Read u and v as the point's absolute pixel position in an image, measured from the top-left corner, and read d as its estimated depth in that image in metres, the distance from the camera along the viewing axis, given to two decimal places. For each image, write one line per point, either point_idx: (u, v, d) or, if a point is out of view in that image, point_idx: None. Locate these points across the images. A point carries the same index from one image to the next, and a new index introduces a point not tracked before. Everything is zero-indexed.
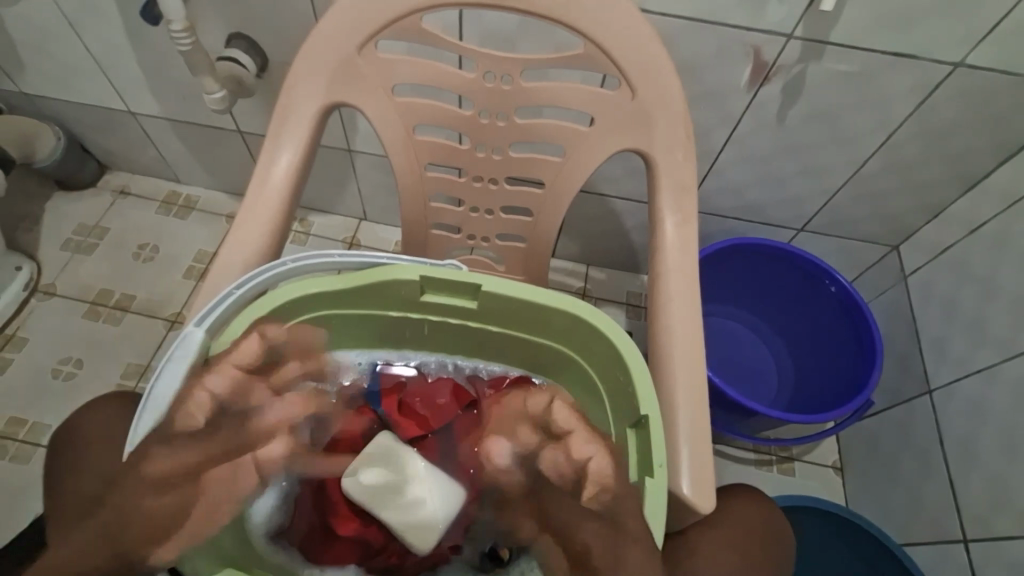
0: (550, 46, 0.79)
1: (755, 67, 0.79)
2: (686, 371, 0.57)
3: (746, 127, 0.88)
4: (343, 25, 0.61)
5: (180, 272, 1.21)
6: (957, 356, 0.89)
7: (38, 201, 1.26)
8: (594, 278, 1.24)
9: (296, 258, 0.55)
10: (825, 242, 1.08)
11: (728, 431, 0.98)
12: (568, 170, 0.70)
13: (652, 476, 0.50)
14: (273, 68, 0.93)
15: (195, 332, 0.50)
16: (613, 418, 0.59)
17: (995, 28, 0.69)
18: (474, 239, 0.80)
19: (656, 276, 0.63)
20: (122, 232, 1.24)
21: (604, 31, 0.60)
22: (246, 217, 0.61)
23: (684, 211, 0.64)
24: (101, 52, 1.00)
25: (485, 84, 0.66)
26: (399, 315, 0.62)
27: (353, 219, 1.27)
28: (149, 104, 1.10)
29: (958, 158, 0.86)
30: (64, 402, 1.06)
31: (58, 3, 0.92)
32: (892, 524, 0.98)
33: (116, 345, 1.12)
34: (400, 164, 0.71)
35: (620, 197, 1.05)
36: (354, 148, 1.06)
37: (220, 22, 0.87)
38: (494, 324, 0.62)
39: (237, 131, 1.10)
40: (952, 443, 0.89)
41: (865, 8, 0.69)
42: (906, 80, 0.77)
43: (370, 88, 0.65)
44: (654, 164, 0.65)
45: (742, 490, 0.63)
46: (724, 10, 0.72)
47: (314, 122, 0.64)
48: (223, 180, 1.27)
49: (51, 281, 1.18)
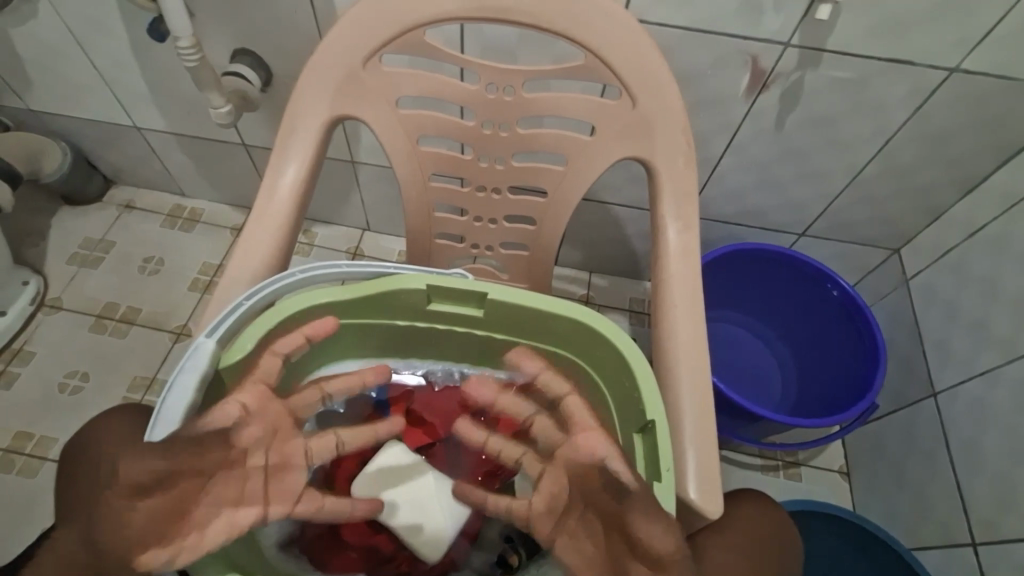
0: (549, 57, 0.80)
1: (752, 75, 0.80)
2: (690, 377, 0.57)
3: (745, 134, 0.89)
4: (348, 40, 0.62)
5: (185, 285, 1.22)
6: (960, 359, 0.90)
7: (44, 216, 1.27)
8: (596, 285, 1.25)
9: (305, 269, 0.56)
10: (827, 246, 1.08)
11: (734, 436, 0.98)
12: (569, 179, 0.70)
13: (660, 480, 0.50)
14: (277, 82, 0.94)
15: (207, 342, 0.51)
16: (619, 422, 0.59)
17: (988, 34, 0.70)
18: (478, 248, 0.81)
19: (659, 283, 0.63)
20: (128, 245, 1.25)
21: (604, 42, 0.61)
22: (256, 229, 0.61)
23: (686, 218, 0.65)
24: (109, 69, 1.02)
25: (486, 95, 0.67)
26: (405, 324, 0.63)
27: (355, 231, 1.28)
28: (155, 119, 1.11)
29: (956, 162, 0.87)
30: (71, 415, 1.07)
31: (67, 22, 0.93)
32: (900, 528, 0.97)
33: (122, 358, 1.13)
34: (404, 175, 0.72)
35: (621, 205, 1.06)
36: (357, 160, 1.08)
37: (225, 38, 0.89)
38: (500, 331, 0.63)
39: (242, 144, 1.12)
40: (957, 446, 0.89)
41: (860, 17, 0.71)
42: (901, 86, 0.78)
43: (374, 101, 0.66)
44: (655, 172, 0.65)
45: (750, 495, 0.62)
46: (721, 20, 0.74)
47: (320, 135, 0.65)
48: (227, 193, 1.28)
49: (58, 295, 1.19)
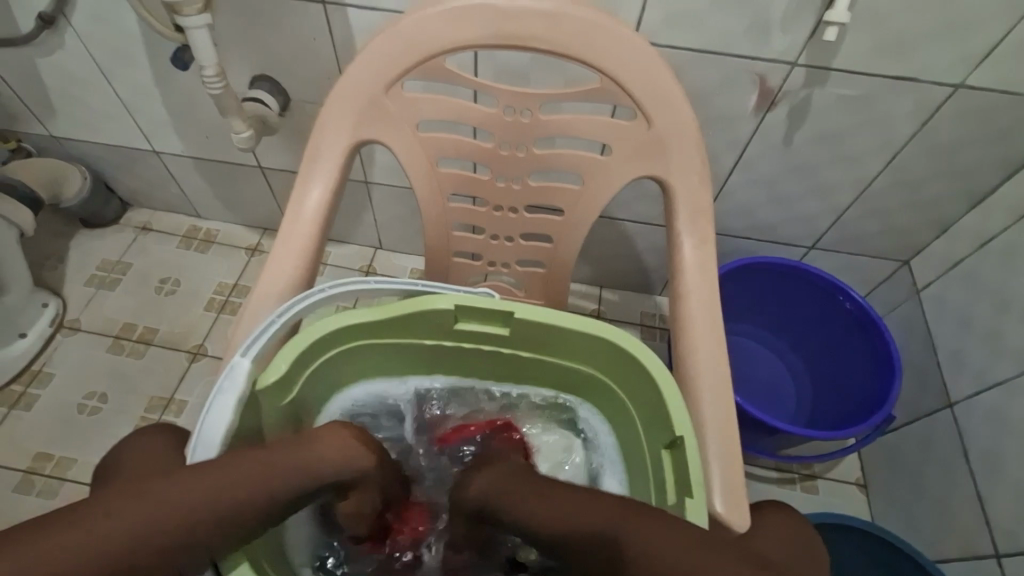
0: (562, 79, 0.83)
1: (761, 93, 0.82)
2: (713, 392, 0.58)
3: (754, 150, 0.90)
4: (371, 67, 0.64)
5: (201, 305, 1.23)
6: (975, 369, 0.90)
7: (62, 239, 1.29)
8: (607, 300, 1.26)
9: (332, 286, 0.56)
10: (836, 259, 1.09)
11: (752, 450, 0.98)
12: (586, 198, 0.72)
13: (691, 496, 0.51)
14: (295, 106, 0.97)
15: (242, 362, 0.52)
16: (647, 434, 0.60)
17: (992, 50, 0.72)
18: (494, 265, 0.82)
19: (677, 298, 0.64)
20: (145, 267, 1.27)
21: (617, 66, 0.63)
22: (282, 253, 0.63)
23: (701, 233, 0.66)
24: (130, 96, 1.04)
25: (504, 118, 0.69)
26: (431, 342, 0.65)
27: (368, 249, 1.30)
28: (174, 143, 1.14)
29: (965, 174, 0.88)
30: (90, 435, 1.08)
31: (92, 52, 0.96)
32: (921, 541, 0.97)
33: (140, 378, 1.14)
34: (423, 196, 0.74)
35: (631, 220, 1.08)
36: (371, 180, 1.10)
37: (246, 65, 0.91)
38: (525, 348, 0.64)
39: (258, 167, 1.14)
40: (976, 457, 0.88)
41: (865, 36, 0.73)
42: (907, 102, 0.80)
43: (396, 125, 0.68)
44: (670, 189, 0.67)
45: (778, 514, 0.53)
46: (729, 41, 0.76)
47: (343, 158, 0.67)
48: (243, 215, 1.31)
49: (76, 316, 1.21)
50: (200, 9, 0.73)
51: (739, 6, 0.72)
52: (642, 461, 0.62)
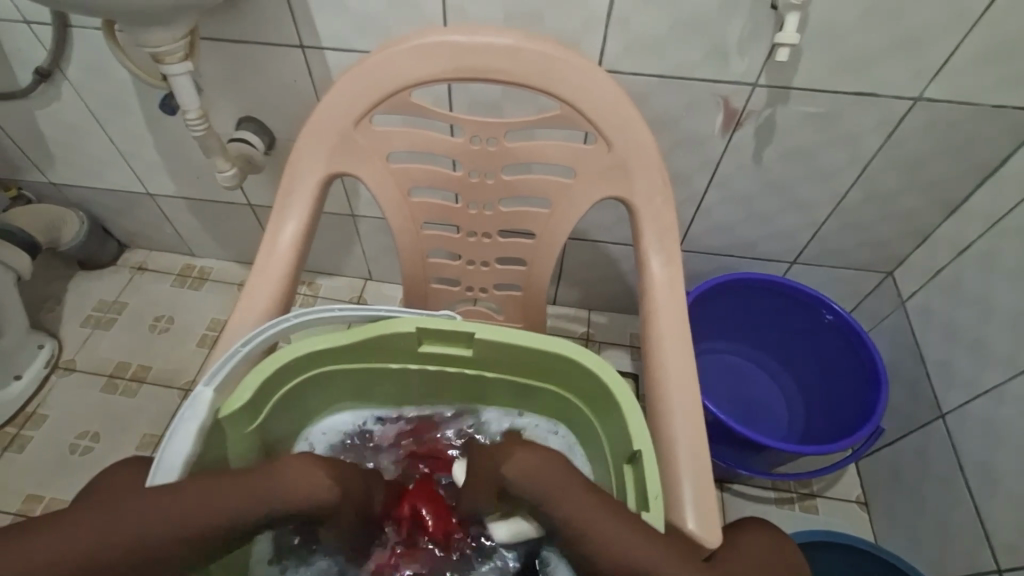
0: (532, 108, 0.85)
1: (726, 114, 0.84)
2: (682, 408, 0.58)
3: (726, 170, 0.92)
4: (339, 104, 0.67)
5: (194, 341, 1.25)
6: (964, 378, 0.89)
7: (60, 281, 1.32)
8: (596, 322, 1.27)
9: (302, 314, 0.58)
10: (820, 273, 1.10)
11: (742, 468, 0.96)
12: (556, 221, 0.74)
13: (649, 510, 0.51)
14: (280, 145, 1.00)
15: (205, 391, 0.53)
16: (614, 455, 0.60)
17: (944, 65, 0.75)
18: (473, 290, 0.84)
19: (647, 315, 0.65)
20: (139, 306, 1.30)
21: (580, 96, 0.66)
22: (256, 283, 0.64)
23: (669, 252, 0.67)
24: (123, 141, 1.08)
25: (472, 147, 0.71)
26: (400, 366, 0.67)
27: (358, 280, 1.32)
28: (166, 184, 1.17)
29: (936, 185, 0.90)
30: (81, 476, 1.08)
31: (86, 101, 1.01)
32: (923, 559, 0.94)
33: (133, 416, 1.15)
34: (398, 224, 0.76)
35: (613, 242, 1.09)
36: (357, 213, 1.13)
37: (232, 107, 0.95)
38: (491, 368, 0.66)
39: (248, 205, 1.17)
40: (972, 468, 0.87)
41: (818, 57, 0.75)
42: (871, 117, 0.82)
43: (368, 159, 0.71)
44: (636, 210, 0.68)
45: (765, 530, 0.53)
46: (690, 66, 0.78)
47: (316, 192, 0.69)
48: (234, 251, 1.33)
49: (72, 357, 1.22)
50: (182, 57, 0.76)
51: (696, 32, 0.74)
52: (607, 479, 0.62)
